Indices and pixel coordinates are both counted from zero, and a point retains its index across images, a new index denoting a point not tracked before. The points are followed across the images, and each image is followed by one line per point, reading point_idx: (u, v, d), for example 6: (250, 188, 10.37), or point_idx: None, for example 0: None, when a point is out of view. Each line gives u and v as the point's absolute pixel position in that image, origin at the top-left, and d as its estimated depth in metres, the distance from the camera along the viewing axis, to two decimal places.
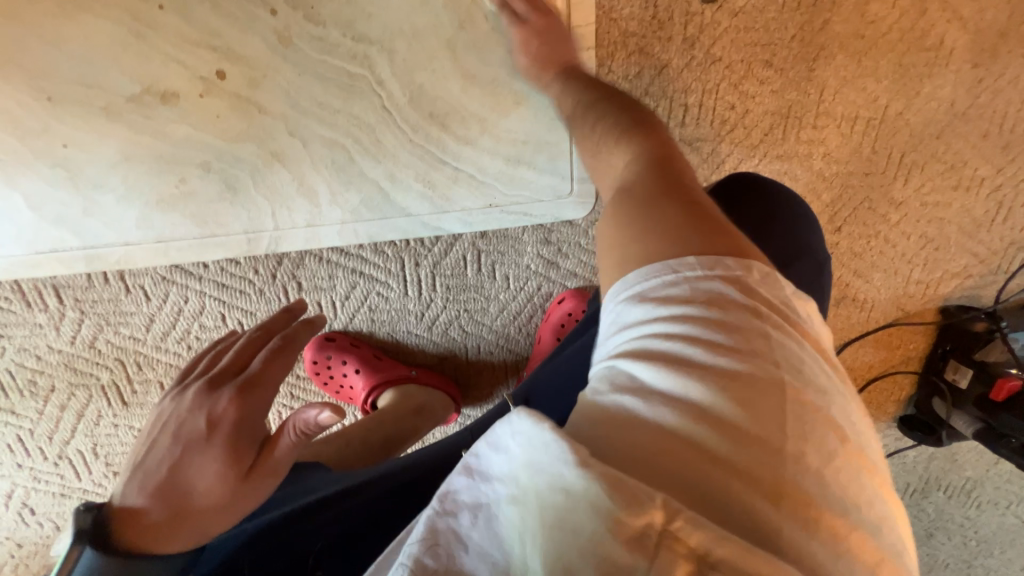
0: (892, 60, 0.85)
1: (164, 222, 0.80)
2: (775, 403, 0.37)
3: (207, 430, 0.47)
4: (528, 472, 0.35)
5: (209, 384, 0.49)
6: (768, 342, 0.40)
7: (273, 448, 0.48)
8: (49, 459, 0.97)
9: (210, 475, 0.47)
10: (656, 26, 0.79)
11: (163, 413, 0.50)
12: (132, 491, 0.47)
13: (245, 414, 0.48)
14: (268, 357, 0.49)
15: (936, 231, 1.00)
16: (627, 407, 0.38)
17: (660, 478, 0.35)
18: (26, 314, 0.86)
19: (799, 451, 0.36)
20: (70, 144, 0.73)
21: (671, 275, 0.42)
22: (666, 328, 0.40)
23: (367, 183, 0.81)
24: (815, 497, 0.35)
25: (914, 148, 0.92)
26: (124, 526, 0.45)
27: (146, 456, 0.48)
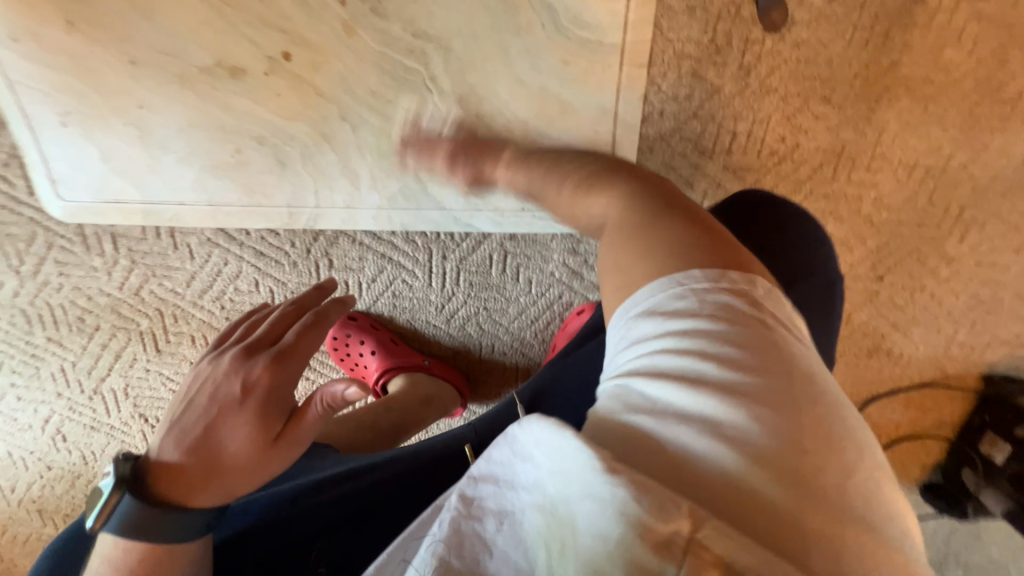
0: (963, 109, 0.81)
1: (216, 187, 0.85)
2: (799, 421, 0.37)
3: (243, 393, 0.50)
4: (557, 483, 0.36)
5: (245, 350, 0.52)
6: (786, 357, 0.40)
7: (303, 415, 0.50)
8: (85, 392, 1.05)
9: (241, 436, 0.49)
10: (713, 50, 0.77)
11: (198, 375, 0.52)
12: (167, 446, 0.49)
13: (279, 381, 0.50)
14: (301, 330, 0.52)
15: (989, 293, 0.94)
16: (638, 426, 0.38)
17: (675, 484, 0.35)
18: (84, 257, 0.93)
19: (824, 475, 0.35)
20: (145, 106, 0.79)
21: (695, 290, 0.43)
22: (681, 342, 0.40)
23: (408, 173, 0.84)
24: (845, 523, 0.34)
25: (975, 203, 0.87)
26: (162, 477, 0.49)
27: (181, 414, 0.51)
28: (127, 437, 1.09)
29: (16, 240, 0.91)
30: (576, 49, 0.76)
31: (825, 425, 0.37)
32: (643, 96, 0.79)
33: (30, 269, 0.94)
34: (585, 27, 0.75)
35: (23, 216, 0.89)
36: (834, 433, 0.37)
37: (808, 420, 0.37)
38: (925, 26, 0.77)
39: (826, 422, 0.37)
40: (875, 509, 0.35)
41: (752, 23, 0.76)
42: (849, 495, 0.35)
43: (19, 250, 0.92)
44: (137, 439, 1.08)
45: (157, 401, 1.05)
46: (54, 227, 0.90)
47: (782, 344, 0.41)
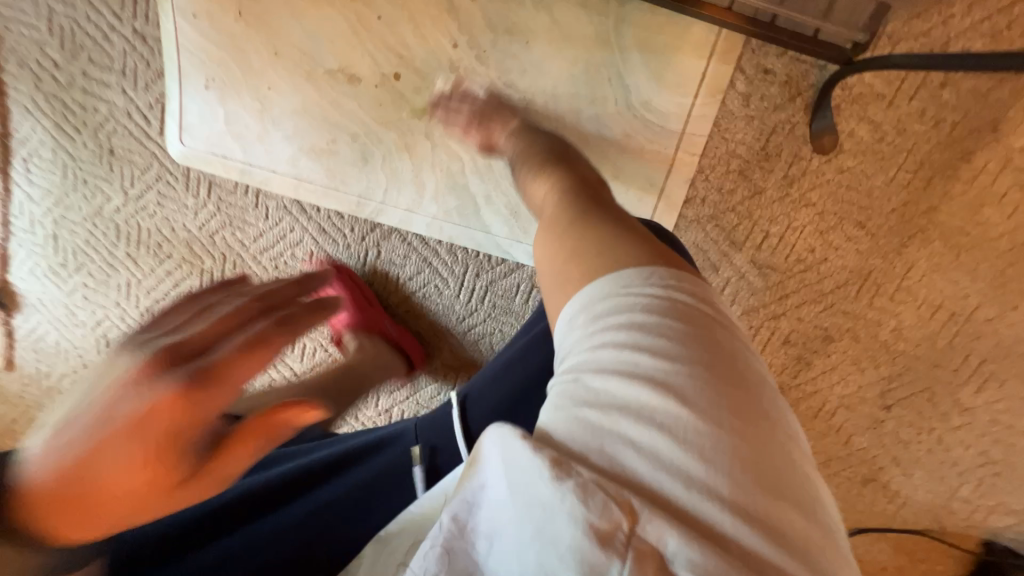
0: (997, 266, 0.83)
1: (306, 166, 0.98)
2: (721, 410, 0.42)
3: (147, 410, 0.39)
4: (538, 513, 0.41)
5: (160, 359, 0.41)
6: (713, 346, 0.46)
7: (248, 445, 0.45)
8: (138, 308, 1.18)
9: (171, 466, 0.42)
10: (763, 156, 0.84)
11: (105, 371, 0.42)
12: (32, 460, 0.40)
13: (202, 411, 0.41)
14: (232, 349, 0.42)
15: (1000, 452, 0.93)
16: (579, 417, 0.44)
17: (620, 473, 0.41)
18: (181, 194, 1.07)
19: (739, 456, 0.41)
20: (272, 88, 0.94)
21: (641, 307, 0.47)
22: (616, 347, 0.45)
23: (467, 195, 0.94)
24: (760, 492, 0.40)
25: (996, 358, 0.88)
26: (45, 505, 0.40)
27: (63, 426, 0.40)
28: None
29: (134, 166, 1.07)
30: (640, 127, 0.85)
31: (747, 408, 0.43)
32: (689, 180, 0.87)
33: (135, 193, 1.09)
34: (653, 112, 0.84)
35: (146, 149, 1.05)
36: (751, 414, 0.43)
37: (726, 403, 0.43)
38: (968, 181, 0.80)
39: (748, 409, 0.43)
40: (789, 477, 0.42)
41: (805, 142, 0.83)
42: (767, 469, 0.41)
43: (132, 175, 1.07)
44: None
45: None
46: (167, 164, 1.05)
47: (711, 333, 0.46)
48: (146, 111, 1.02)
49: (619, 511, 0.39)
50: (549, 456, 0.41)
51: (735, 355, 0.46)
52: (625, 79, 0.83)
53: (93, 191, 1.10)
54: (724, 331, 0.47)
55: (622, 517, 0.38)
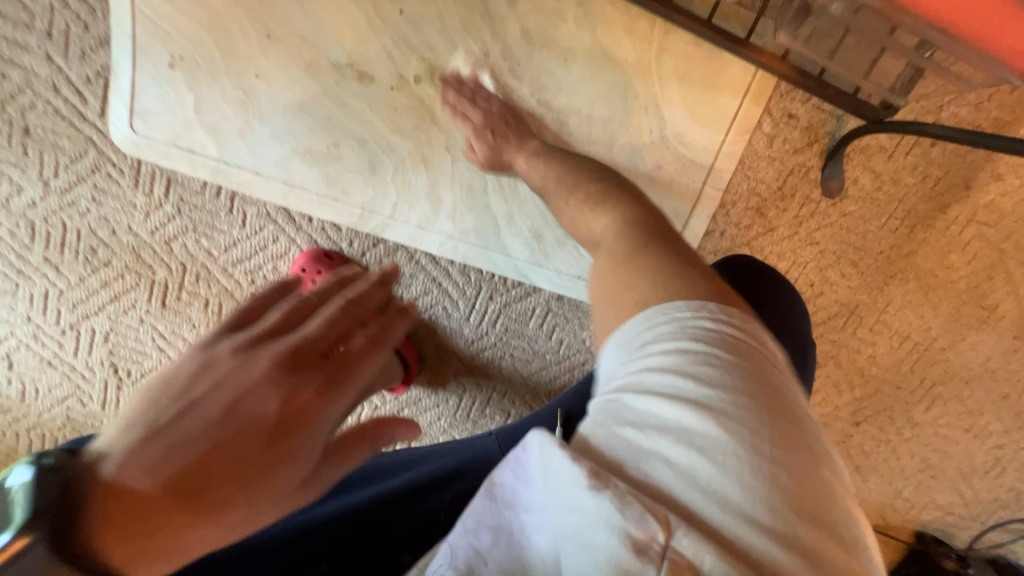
0: (953, 303, 0.96)
1: (300, 170, 0.85)
2: (766, 436, 0.41)
3: (282, 420, 0.41)
4: (569, 515, 0.39)
5: (292, 360, 0.43)
6: (757, 370, 0.45)
7: (349, 454, 0.44)
8: (58, 324, 0.95)
9: (267, 486, 0.39)
10: (778, 196, 0.89)
11: (217, 369, 0.41)
12: (138, 463, 0.35)
13: (330, 412, 0.43)
14: (367, 348, 0.46)
15: (938, 460, 1.07)
16: (623, 438, 0.42)
17: (656, 491, 0.39)
18: (127, 190, 0.88)
19: (784, 485, 0.39)
20: (261, 76, 0.80)
21: (678, 322, 0.47)
22: (663, 365, 0.44)
23: (488, 215, 0.88)
24: (803, 527, 0.38)
25: (944, 381, 1.01)
26: (108, 516, 0.34)
27: (172, 424, 0.38)
28: (83, 384, 0.98)
29: (60, 152, 0.86)
30: (670, 159, 0.84)
31: (792, 438, 0.42)
32: (711, 215, 0.88)
33: (61, 184, 0.88)
34: (685, 145, 0.84)
35: (80, 132, 0.85)
36: (796, 443, 0.42)
37: (771, 431, 0.41)
38: (942, 230, 0.91)
39: (792, 436, 0.42)
40: (833, 515, 0.40)
41: (814, 186, 0.88)
42: (812, 505, 0.39)
43: (57, 163, 0.87)
44: (96, 388, 0.98)
45: (137, 355, 0.97)
46: (110, 153, 0.86)
47: (755, 361, 0.45)
48: (82, 86, 0.83)
49: (656, 522, 0.37)
50: (588, 465, 0.40)
51: (782, 386, 0.45)
52: (660, 109, 0.82)
53: None
54: (771, 363, 0.46)
55: (658, 527, 0.36)
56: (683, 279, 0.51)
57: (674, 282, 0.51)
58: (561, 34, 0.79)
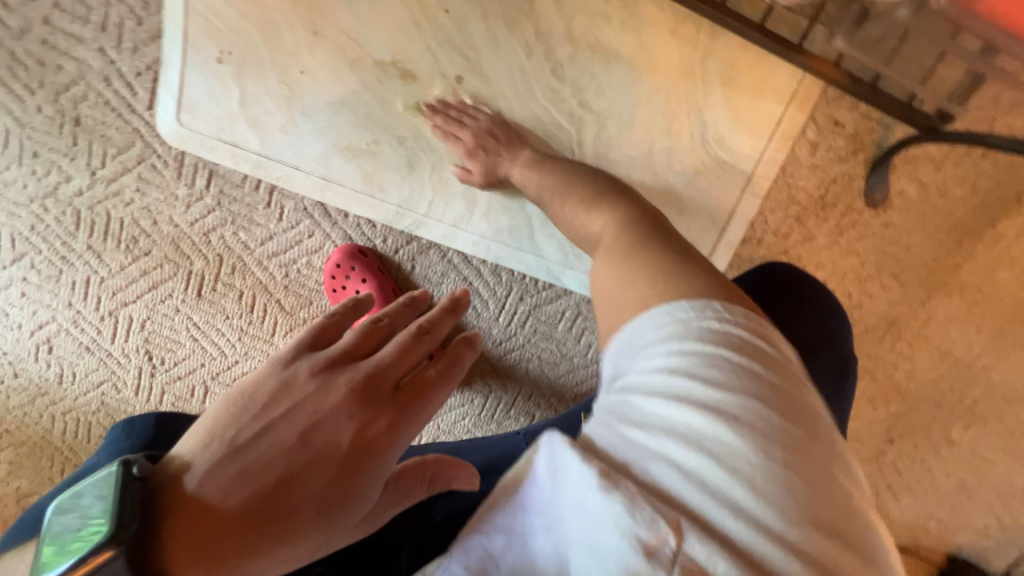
0: (999, 319, 0.92)
1: (339, 166, 0.86)
2: (781, 442, 0.40)
3: (348, 453, 0.43)
4: (580, 518, 0.38)
5: (362, 390, 0.45)
6: (773, 377, 0.43)
7: (406, 493, 0.45)
8: (98, 311, 0.97)
9: (323, 522, 0.41)
10: (820, 205, 0.87)
11: (297, 390, 0.44)
12: (212, 485, 0.40)
13: (394, 447, 0.44)
14: (435, 383, 0.46)
15: (975, 481, 1.00)
16: (642, 437, 0.40)
17: (668, 495, 0.38)
18: (171, 182, 0.90)
19: (798, 493, 0.38)
20: (306, 73, 0.82)
21: (697, 321, 0.45)
22: (685, 366, 0.42)
23: (522, 216, 0.89)
24: (818, 539, 0.36)
25: (984, 401, 0.97)
26: (183, 534, 0.38)
27: (252, 444, 0.42)
28: (118, 370, 1.00)
29: (108, 143, 0.89)
30: (710, 164, 0.83)
31: (806, 444, 0.41)
32: (749, 221, 0.86)
33: (107, 174, 0.90)
34: (726, 150, 0.83)
35: (128, 124, 0.88)
36: (810, 452, 0.40)
37: (788, 438, 0.40)
38: (989, 244, 0.88)
39: (807, 444, 0.41)
40: (843, 530, 0.38)
41: (858, 195, 0.87)
42: (826, 513, 0.38)
43: (105, 153, 0.89)
44: (130, 375, 1.00)
45: (171, 344, 0.98)
46: (155, 145, 0.88)
47: (767, 365, 0.44)
48: (132, 79, 0.86)
49: (666, 525, 0.36)
50: (599, 467, 0.39)
51: (799, 392, 0.44)
52: (703, 113, 0.81)
53: (45, 167, 0.90)
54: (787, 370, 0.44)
55: (669, 531, 0.36)
56: (708, 283, 0.49)
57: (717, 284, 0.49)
58: (606, 36, 0.80)
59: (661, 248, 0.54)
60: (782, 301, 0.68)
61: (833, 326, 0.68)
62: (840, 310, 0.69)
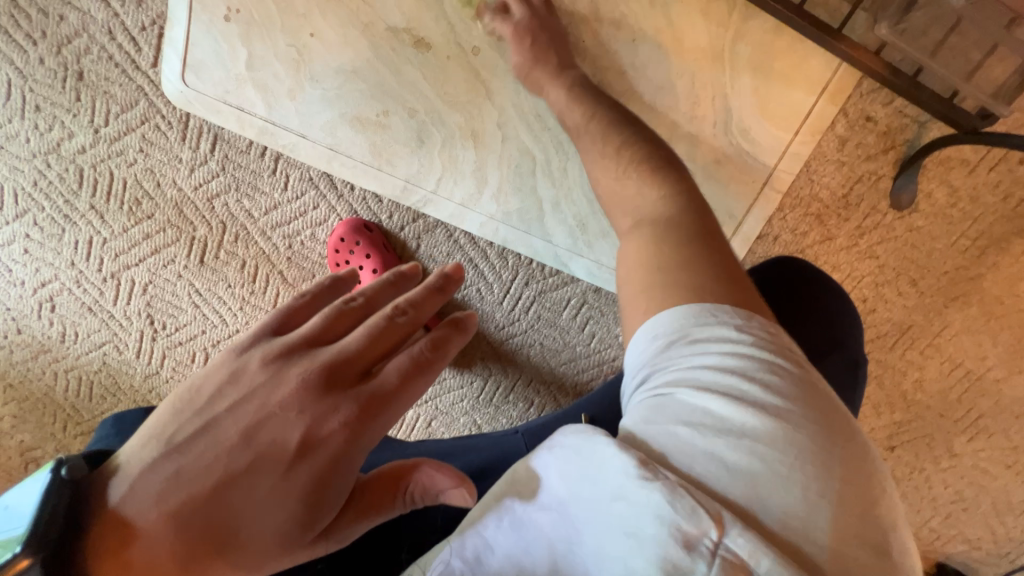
0: (1017, 333, 0.89)
1: (347, 137, 0.83)
2: (825, 453, 0.39)
3: (298, 448, 0.44)
4: (614, 506, 0.37)
5: (320, 382, 0.45)
6: (815, 386, 0.43)
7: (382, 499, 0.45)
8: (100, 272, 0.96)
9: (270, 519, 0.43)
10: (842, 204, 0.83)
11: (245, 383, 0.45)
12: (157, 479, 0.41)
13: (349, 442, 0.44)
14: (401, 377, 0.45)
15: (972, 493, 0.99)
16: (674, 435, 0.40)
17: (710, 488, 0.37)
18: (174, 144, 0.88)
19: (839, 499, 0.37)
20: (316, 36, 0.78)
21: (731, 322, 0.44)
22: (717, 367, 0.42)
23: (534, 198, 0.85)
24: (859, 549, 0.36)
25: (993, 414, 0.94)
26: (124, 534, 0.39)
27: (193, 443, 0.43)
28: (119, 333, 1.00)
29: (112, 100, 0.86)
30: (731, 155, 0.80)
31: (851, 455, 0.40)
32: (768, 218, 0.83)
33: (110, 133, 0.88)
34: (750, 141, 0.79)
35: (132, 81, 0.85)
36: (851, 463, 0.39)
37: (834, 449, 0.39)
38: (1016, 254, 0.85)
39: (852, 455, 0.40)
40: (882, 535, 0.37)
41: (884, 196, 0.83)
42: (867, 523, 0.37)
43: (108, 110, 0.87)
44: (131, 338, 1.00)
45: (172, 309, 0.98)
46: (160, 105, 0.86)
47: (810, 372, 0.44)
48: (136, 33, 0.83)
49: (708, 518, 0.35)
50: (638, 454, 0.38)
51: (838, 400, 0.43)
52: (729, 100, 0.78)
53: (48, 122, 0.88)
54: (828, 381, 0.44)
55: (712, 523, 0.35)
56: (727, 282, 0.48)
57: (726, 286, 0.48)
58: (632, 12, 0.75)
59: (679, 240, 0.52)
60: (787, 300, 0.67)
61: (847, 331, 0.65)
62: (856, 317, 0.66)
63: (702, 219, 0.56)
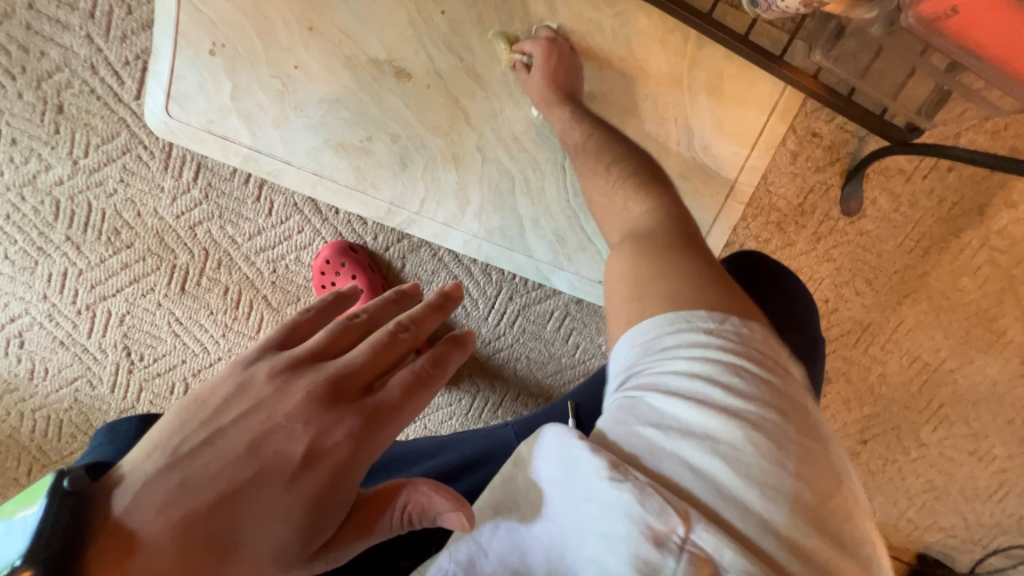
0: (963, 325, 0.96)
1: (330, 162, 0.85)
2: (785, 451, 0.41)
3: (304, 460, 0.44)
4: (588, 507, 0.40)
5: (327, 394, 0.46)
6: (779, 388, 0.45)
7: (374, 521, 0.45)
8: (75, 304, 0.94)
9: (273, 533, 0.42)
10: (799, 213, 0.91)
11: (252, 394, 0.45)
12: (155, 495, 0.40)
13: (356, 455, 0.45)
14: (406, 390, 0.47)
15: (941, 481, 1.04)
16: (644, 436, 0.43)
17: (681, 490, 0.40)
18: (156, 173, 0.89)
19: (801, 498, 0.40)
20: (300, 68, 0.82)
21: (702, 332, 0.47)
22: (689, 373, 0.45)
23: (514, 216, 0.89)
24: (817, 537, 0.39)
25: (951, 403, 1.01)
26: (111, 555, 0.37)
27: (197, 453, 0.42)
28: (94, 366, 0.97)
29: (92, 132, 0.87)
30: (695, 171, 0.86)
31: (812, 453, 0.43)
32: (733, 227, 0.89)
33: (89, 164, 0.88)
34: (711, 157, 0.85)
35: (114, 113, 0.86)
36: (813, 460, 0.42)
37: (791, 446, 0.42)
38: (955, 253, 0.93)
39: (810, 452, 0.43)
40: (842, 525, 0.41)
41: (834, 204, 0.91)
42: (824, 515, 0.40)
43: (87, 142, 0.87)
44: (106, 371, 0.97)
45: (151, 339, 0.96)
46: (142, 136, 0.87)
47: (781, 378, 0.46)
48: (119, 68, 0.85)
49: (675, 515, 0.38)
50: (609, 458, 0.41)
51: (805, 404, 0.46)
52: (689, 121, 0.84)
53: (24, 155, 0.88)
54: (794, 382, 0.47)
55: (678, 520, 0.38)
56: (702, 285, 0.52)
57: (695, 289, 0.51)
58: (598, 43, 0.82)
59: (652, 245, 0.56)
60: (755, 287, 0.69)
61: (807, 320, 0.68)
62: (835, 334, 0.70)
63: (675, 226, 0.59)
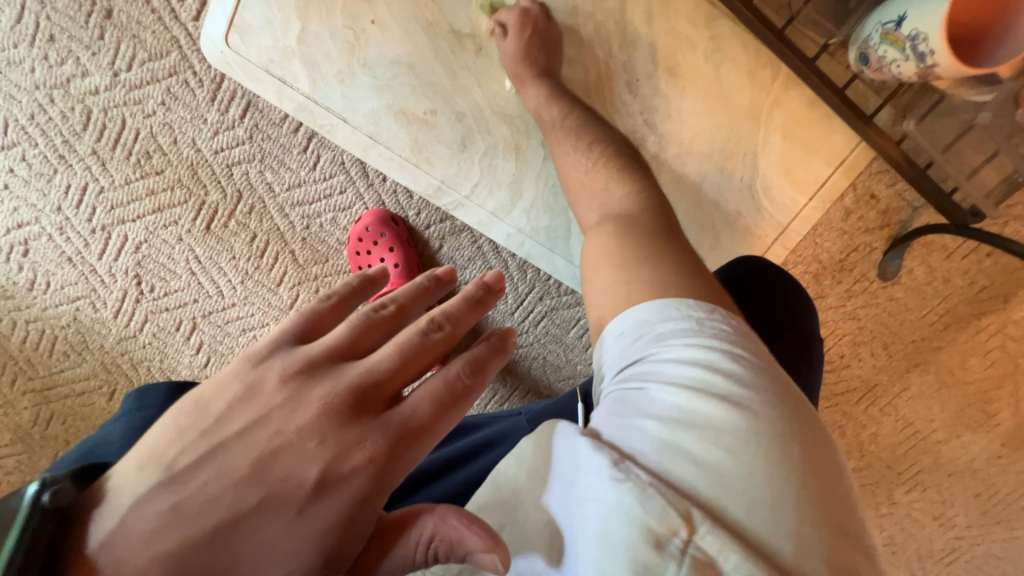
0: (960, 402, 1.01)
1: (389, 128, 0.81)
2: (787, 442, 0.40)
3: (315, 484, 0.39)
4: (591, 508, 0.39)
5: (346, 407, 0.41)
6: (773, 373, 0.44)
7: (393, 541, 0.40)
8: (90, 223, 0.89)
9: (277, 565, 0.38)
10: (838, 267, 0.92)
11: (260, 403, 0.41)
12: (144, 521, 0.37)
13: (377, 479, 0.40)
14: (437, 406, 0.41)
15: (902, 539, 1.09)
16: (644, 430, 0.41)
17: (686, 487, 0.38)
18: (201, 103, 0.84)
19: (807, 486, 0.38)
20: (377, 23, 0.78)
21: (691, 318, 0.46)
22: (684, 362, 0.44)
23: (564, 219, 0.86)
24: (828, 534, 0.37)
25: (929, 470, 1.06)
26: None
27: (194, 472, 0.39)
28: (99, 290, 0.92)
29: (140, 46, 0.82)
30: (751, 207, 0.84)
31: (816, 442, 0.41)
32: None
33: (131, 79, 0.83)
34: (771, 198, 0.84)
35: (167, 31, 0.82)
36: (818, 450, 0.41)
37: (794, 435, 0.41)
38: (972, 333, 0.96)
39: (813, 438, 0.41)
40: (849, 515, 0.39)
41: (873, 266, 0.92)
42: (829, 503, 0.39)
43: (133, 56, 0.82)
44: (111, 298, 0.93)
45: (165, 273, 0.92)
46: (193, 61, 0.82)
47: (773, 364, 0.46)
48: None
49: (677, 516, 0.37)
50: (610, 455, 0.40)
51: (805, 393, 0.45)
52: (758, 158, 0.83)
53: (61, 55, 0.83)
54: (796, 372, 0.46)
55: (680, 521, 0.36)
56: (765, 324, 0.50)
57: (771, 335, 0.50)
58: (687, 62, 0.80)
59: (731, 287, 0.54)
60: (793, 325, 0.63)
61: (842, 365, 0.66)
62: None
63: None
